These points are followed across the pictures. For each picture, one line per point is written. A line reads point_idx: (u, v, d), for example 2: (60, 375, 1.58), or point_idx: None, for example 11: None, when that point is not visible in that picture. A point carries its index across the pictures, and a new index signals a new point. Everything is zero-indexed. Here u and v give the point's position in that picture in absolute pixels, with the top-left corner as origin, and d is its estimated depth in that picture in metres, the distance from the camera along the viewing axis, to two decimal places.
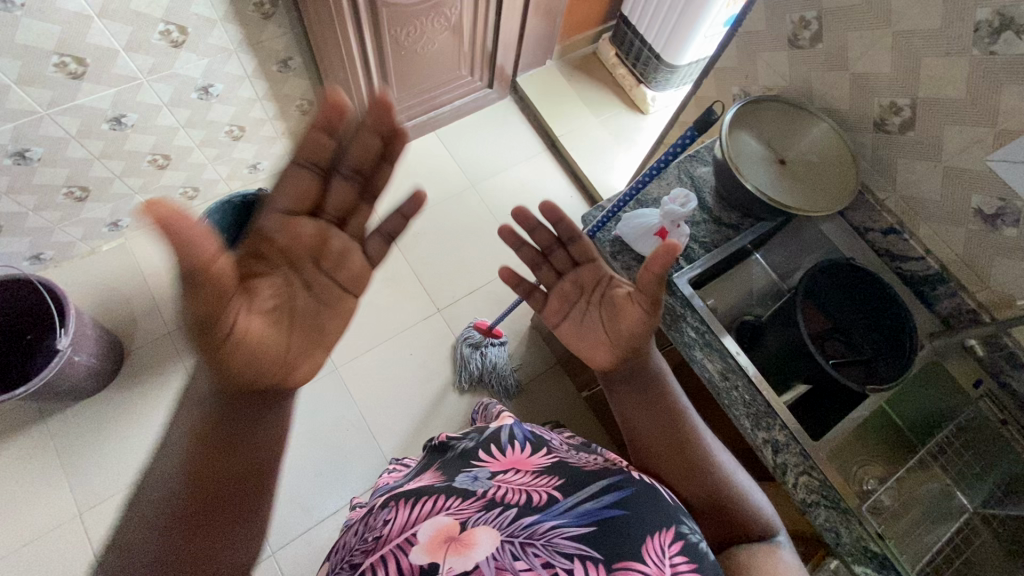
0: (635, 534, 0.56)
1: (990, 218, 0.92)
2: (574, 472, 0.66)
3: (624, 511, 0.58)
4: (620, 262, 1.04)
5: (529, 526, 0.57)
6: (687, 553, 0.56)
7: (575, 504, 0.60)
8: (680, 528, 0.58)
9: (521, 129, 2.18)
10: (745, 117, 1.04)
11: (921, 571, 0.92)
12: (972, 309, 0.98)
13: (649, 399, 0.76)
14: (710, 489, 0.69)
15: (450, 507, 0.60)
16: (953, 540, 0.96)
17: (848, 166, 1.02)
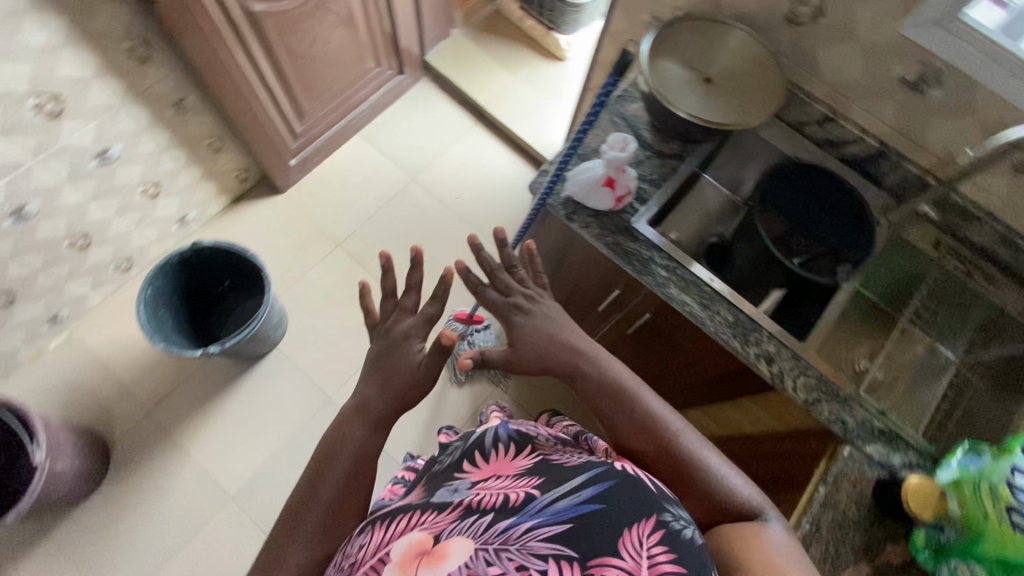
0: (612, 529, 0.56)
1: (914, 85, 0.93)
2: (553, 472, 0.66)
3: (601, 505, 0.58)
4: (577, 221, 1.00)
5: (504, 531, 0.56)
6: (668, 542, 0.56)
7: (550, 502, 0.59)
8: (662, 518, 0.58)
9: (446, 108, 2.11)
10: (662, 43, 1.01)
11: (926, 431, 0.95)
12: (916, 176, 1.01)
13: (616, 397, 0.75)
14: (686, 480, 0.68)
15: (424, 522, 0.62)
16: (946, 395, 1.00)
17: (773, 67, 0.99)
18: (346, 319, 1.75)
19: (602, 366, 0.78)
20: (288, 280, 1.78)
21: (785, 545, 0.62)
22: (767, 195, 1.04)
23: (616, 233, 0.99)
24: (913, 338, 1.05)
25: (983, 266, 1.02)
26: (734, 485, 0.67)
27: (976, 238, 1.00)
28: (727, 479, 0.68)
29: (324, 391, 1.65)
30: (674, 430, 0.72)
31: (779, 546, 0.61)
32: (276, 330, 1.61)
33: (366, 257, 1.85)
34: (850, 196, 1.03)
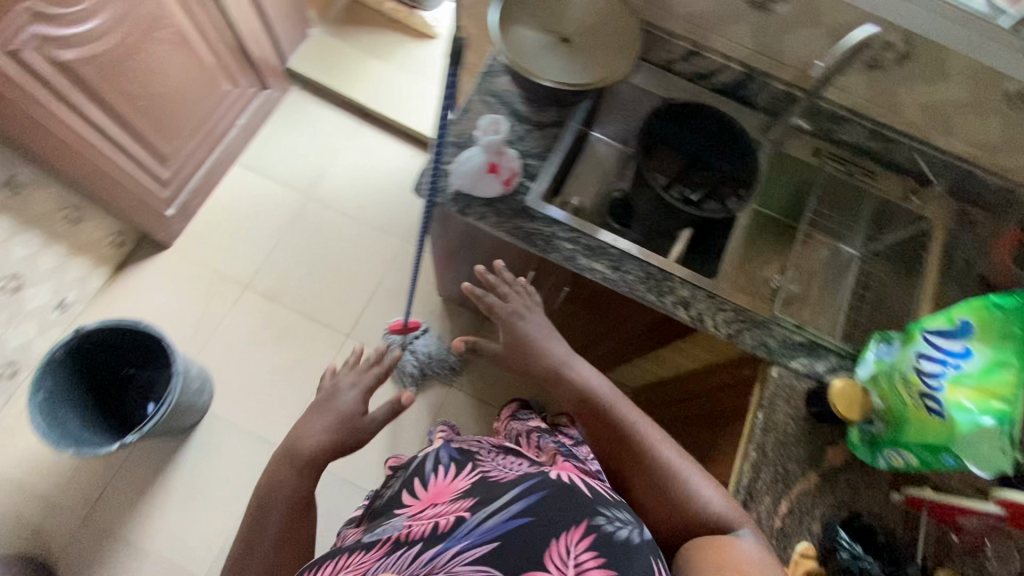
0: (537, 541, 0.58)
1: (761, 4, 0.92)
2: (486, 488, 0.67)
3: (529, 518, 0.60)
4: (473, 215, 0.95)
5: (430, 560, 0.59)
6: (598, 546, 0.58)
7: (479, 522, 0.61)
8: (593, 522, 0.60)
9: (325, 113, 1.97)
10: (510, 8, 0.94)
11: (843, 328, 1.01)
12: (785, 91, 1.03)
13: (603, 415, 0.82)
14: (666, 500, 0.73)
15: (351, 564, 0.64)
16: (858, 284, 1.07)
17: (625, 13, 0.96)
18: (276, 362, 1.65)
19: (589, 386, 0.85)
20: (202, 339, 1.65)
21: (755, 556, 0.65)
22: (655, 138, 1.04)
23: (513, 216, 0.95)
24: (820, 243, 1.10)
25: (862, 164, 1.07)
26: (707, 499, 0.72)
27: (850, 139, 1.05)
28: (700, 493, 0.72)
29: (273, 443, 1.56)
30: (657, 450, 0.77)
31: (750, 555, 0.65)
32: (201, 396, 1.49)
33: (280, 292, 1.73)
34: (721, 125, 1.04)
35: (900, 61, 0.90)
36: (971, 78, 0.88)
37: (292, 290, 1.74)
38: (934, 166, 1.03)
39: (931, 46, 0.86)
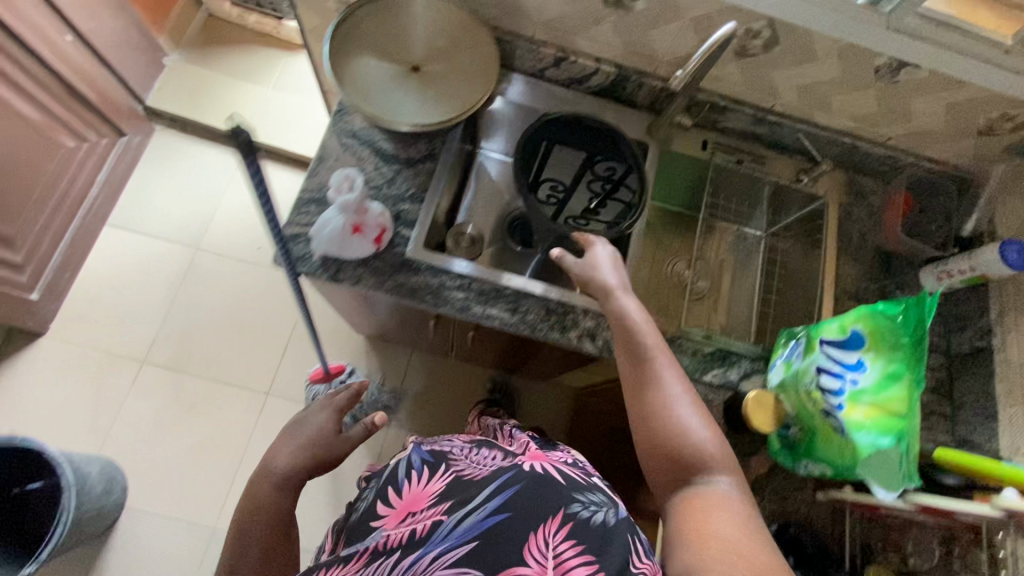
0: (517, 535, 0.57)
1: (617, 2, 0.84)
2: (460, 485, 0.64)
3: (507, 514, 0.59)
4: (347, 279, 0.85)
5: (411, 565, 0.56)
6: (574, 535, 0.59)
7: (455, 523, 0.59)
8: (569, 511, 0.60)
9: (200, 151, 1.78)
10: (344, 43, 0.82)
11: (756, 319, 1.04)
12: (662, 88, 0.97)
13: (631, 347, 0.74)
14: (661, 440, 0.68)
15: None
16: (765, 268, 1.08)
17: (477, 28, 0.86)
18: (196, 436, 1.53)
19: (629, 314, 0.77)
20: (103, 430, 1.50)
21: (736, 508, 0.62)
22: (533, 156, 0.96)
23: (394, 272, 0.87)
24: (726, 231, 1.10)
25: (750, 149, 1.04)
26: (700, 440, 0.67)
27: (733, 126, 1.02)
28: (692, 433, 0.67)
29: (204, 524, 1.46)
30: (670, 389, 0.71)
31: (734, 511, 0.61)
32: (111, 494, 1.37)
33: (184, 360, 1.58)
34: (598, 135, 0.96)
35: (767, 47, 0.85)
36: (838, 56, 0.84)
37: (198, 356, 1.59)
38: (820, 143, 1.01)
39: (794, 30, 0.81)
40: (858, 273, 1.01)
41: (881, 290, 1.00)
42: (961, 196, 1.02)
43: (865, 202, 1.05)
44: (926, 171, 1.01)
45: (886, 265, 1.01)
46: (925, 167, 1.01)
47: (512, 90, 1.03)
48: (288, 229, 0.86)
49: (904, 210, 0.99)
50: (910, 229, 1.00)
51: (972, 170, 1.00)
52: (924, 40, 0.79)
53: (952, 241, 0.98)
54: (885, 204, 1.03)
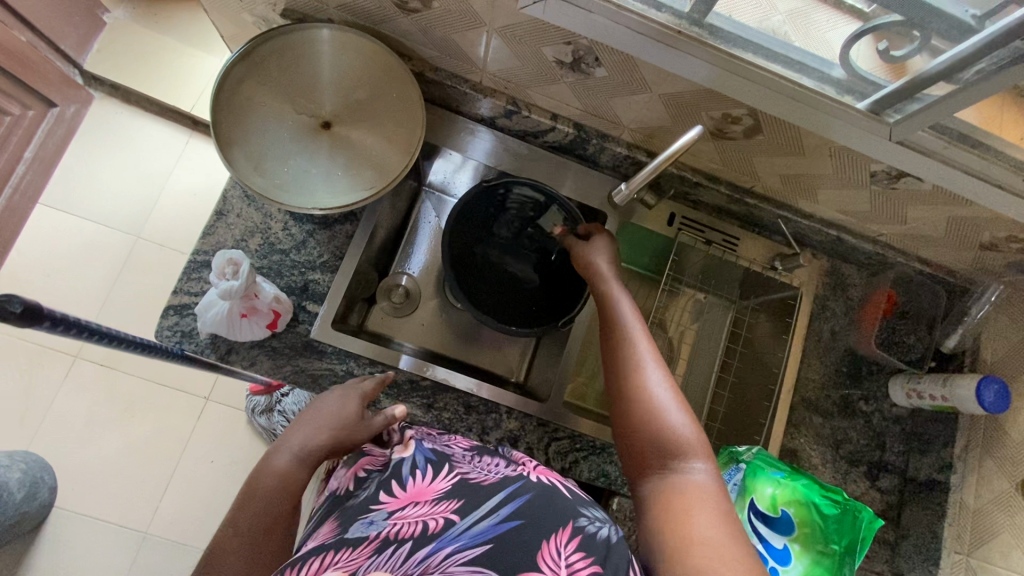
0: (530, 540, 0.50)
1: (573, 65, 0.70)
2: (472, 489, 0.58)
3: (520, 520, 0.52)
4: (240, 359, 0.75)
5: (423, 560, 0.49)
6: (585, 545, 0.51)
7: (470, 524, 0.53)
8: (576, 524, 0.53)
9: (144, 126, 1.62)
10: (237, 95, 0.68)
11: (707, 400, 0.93)
12: (626, 154, 0.84)
13: (614, 331, 0.69)
14: (637, 423, 0.60)
15: (339, 559, 0.51)
16: (728, 344, 0.96)
17: (405, 79, 0.72)
18: (128, 437, 1.48)
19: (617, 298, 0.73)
20: (32, 427, 1.45)
21: (710, 494, 0.53)
22: (467, 226, 0.87)
23: (294, 355, 0.77)
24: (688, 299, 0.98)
25: (719, 230, 0.93)
26: (673, 423, 0.58)
27: (702, 201, 0.91)
28: (664, 413, 0.59)
29: (135, 527, 1.43)
30: (644, 370, 0.63)
31: (707, 497, 0.52)
32: (37, 496, 1.33)
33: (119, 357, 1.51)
34: (533, 210, 0.87)
35: (748, 133, 0.72)
36: (828, 154, 0.71)
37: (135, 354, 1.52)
38: (800, 230, 0.89)
39: (778, 123, 0.68)
40: (821, 377, 0.91)
41: (843, 399, 0.91)
42: (953, 303, 0.91)
43: (844, 294, 0.93)
44: (918, 272, 0.90)
45: (854, 370, 0.92)
46: (916, 268, 0.89)
47: (477, 146, 0.88)
48: (174, 298, 0.75)
49: (882, 312, 0.90)
50: (885, 339, 0.91)
51: (971, 278, 0.88)
52: (934, 156, 0.65)
53: (930, 354, 0.90)
54: (865, 301, 0.93)
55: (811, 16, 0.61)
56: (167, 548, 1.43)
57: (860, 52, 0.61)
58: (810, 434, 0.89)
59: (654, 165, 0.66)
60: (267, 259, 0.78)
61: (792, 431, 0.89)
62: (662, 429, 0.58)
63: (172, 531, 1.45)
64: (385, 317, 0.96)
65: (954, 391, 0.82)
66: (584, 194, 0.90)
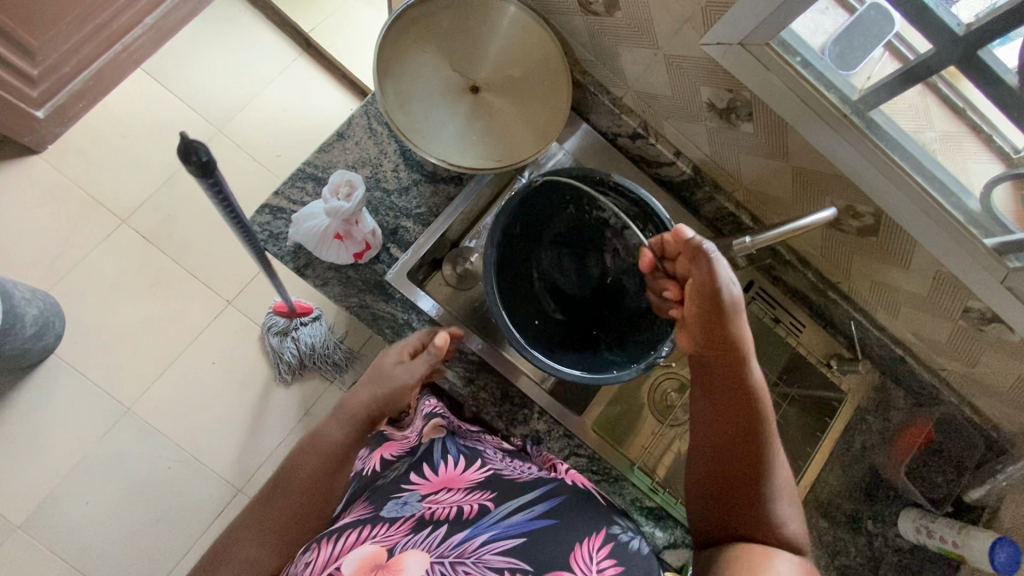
0: (565, 540, 0.56)
1: (724, 112, 0.72)
2: (507, 484, 0.65)
3: (555, 519, 0.58)
4: (313, 275, 0.77)
5: (459, 544, 0.54)
6: (616, 555, 0.55)
7: (505, 516, 0.58)
8: (610, 533, 0.57)
9: (260, 29, 1.65)
10: (406, 34, 0.70)
11: None
12: (731, 212, 0.86)
13: (741, 403, 0.58)
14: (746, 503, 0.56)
15: (375, 535, 0.58)
16: None
17: (560, 72, 0.74)
18: (142, 312, 1.49)
19: (748, 369, 0.59)
20: (60, 270, 1.47)
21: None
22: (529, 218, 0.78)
23: (364, 290, 0.79)
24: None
25: (789, 312, 0.95)
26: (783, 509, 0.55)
27: (784, 280, 0.93)
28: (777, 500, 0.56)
29: (121, 401, 1.44)
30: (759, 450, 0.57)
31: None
32: (43, 337, 1.35)
33: (159, 234, 1.52)
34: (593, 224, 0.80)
35: (862, 231, 0.74)
36: (932, 278, 0.72)
37: (175, 237, 1.53)
38: (867, 339, 0.91)
39: (897, 230, 0.69)
40: (837, 484, 0.93)
41: (852, 512, 0.92)
42: (984, 459, 0.89)
43: (885, 414, 0.94)
44: (962, 416, 0.89)
45: (872, 489, 0.93)
46: (963, 412, 0.89)
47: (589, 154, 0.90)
48: (274, 199, 0.77)
49: (917, 445, 0.91)
50: (913, 470, 0.91)
51: (1008, 438, 0.86)
52: None
53: (950, 498, 0.90)
54: (902, 428, 0.93)
55: (961, 142, 0.61)
56: (145, 430, 1.44)
57: (1000, 196, 0.61)
58: (811, 534, 0.91)
59: (769, 237, 0.65)
60: (370, 193, 0.80)
61: None
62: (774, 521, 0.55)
63: (154, 416, 1.45)
64: (442, 286, 0.92)
65: (967, 542, 0.82)
66: None
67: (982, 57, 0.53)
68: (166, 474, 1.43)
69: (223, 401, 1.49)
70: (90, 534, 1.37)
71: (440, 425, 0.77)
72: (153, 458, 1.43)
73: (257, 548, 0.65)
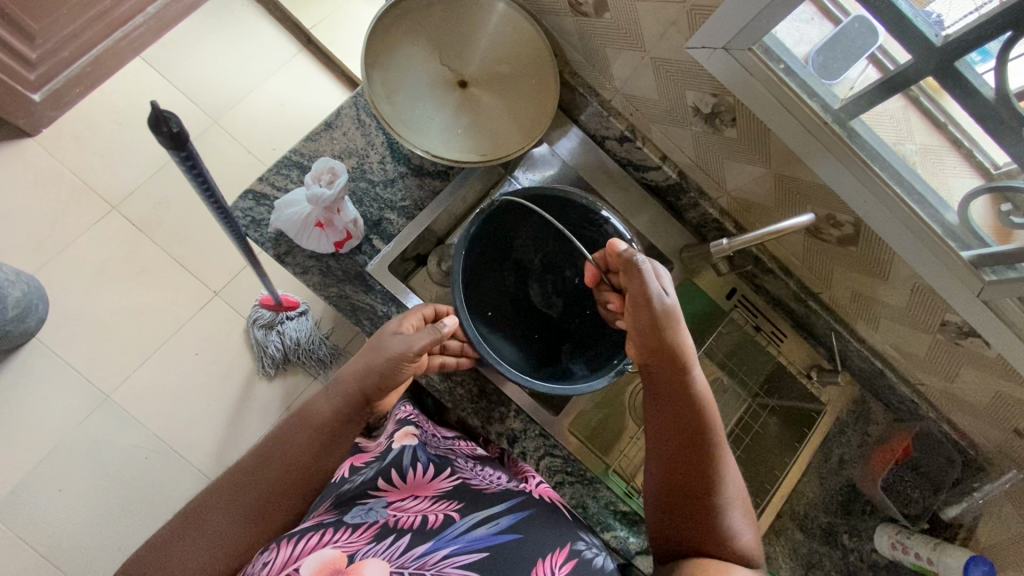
0: (529, 556, 0.59)
1: (711, 117, 0.72)
2: (473, 495, 0.68)
3: (517, 535, 0.61)
4: (294, 263, 0.77)
5: (420, 556, 0.56)
6: (579, 570, 0.60)
7: (468, 529, 0.61)
8: (575, 548, 0.62)
9: (261, 25, 1.66)
10: (398, 26, 0.71)
11: None
12: (715, 218, 0.87)
13: (684, 408, 0.59)
14: (693, 506, 0.57)
15: (337, 541, 0.59)
16: (736, 430, 0.92)
17: (549, 70, 0.75)
18: (128, 300, 1.48)
19: (690, 373, 0.60)
20: (47, 254, 1.46)
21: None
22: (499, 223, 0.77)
23: (344, 281, 0.79)
24: (709, 376, 0.93)
25: (772, 320, 0.96)
26: (727, 510, 0.57)
27: (767, 288, 0.93)
28: (722, 500, 0.57)
29: (100, 388, 1.43)
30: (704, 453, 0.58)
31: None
32: (25, 321, 1.34)
33: (149, 223, 1.52)
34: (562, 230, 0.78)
35: (842, 240, 0.74)
36: (910, 289, 0.72)
37: (164, 226, 1.52)
38: (847, 351, 0.91)
39: (877, 241, 0.70)
40: (814, 496, 0.92)
41: (829, 525, 0.91)
42: (963, 476, 0.89)
43: (863, 428, 0.94)
44: (941, 432, 0.88)
45: (848, 503, 0.92)
46: (942, 428, 0.88)
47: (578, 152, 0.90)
48: (259, 186, 0.77)
49: (896, 457, 0.89)
50: (891, 485, 0.91)
51: (987, 456, 0.86)
52: (1011, 330, 0.65)
53: (927, 514, 0.89)
54: (881, 442, 0.93)
55: (942, 156, 0.62)
56: (123, 418, 1.42)
57: (979, 207, 0.61)
58: (786, 546, 0.91)
59: (751, 238, 0.70)
60: (355, 183, 0.80)
61: (772, 536, 0.90)
62: (720, 522, 0.56)
63: (133, 406, 1.43)
64: (429, 283, 0.88)
65: (942, 558, 0.81)
66: (660, 238, 0.91)
67: (959, 67, 0.54)
68: (142, 464, 1.41)
69: (206, 392, 1.47)
70: (62, 522, 1.35)
71: (411, 433, 0.80)
72: (130, 447, 1.41)
73: (228, 516, 0.66)
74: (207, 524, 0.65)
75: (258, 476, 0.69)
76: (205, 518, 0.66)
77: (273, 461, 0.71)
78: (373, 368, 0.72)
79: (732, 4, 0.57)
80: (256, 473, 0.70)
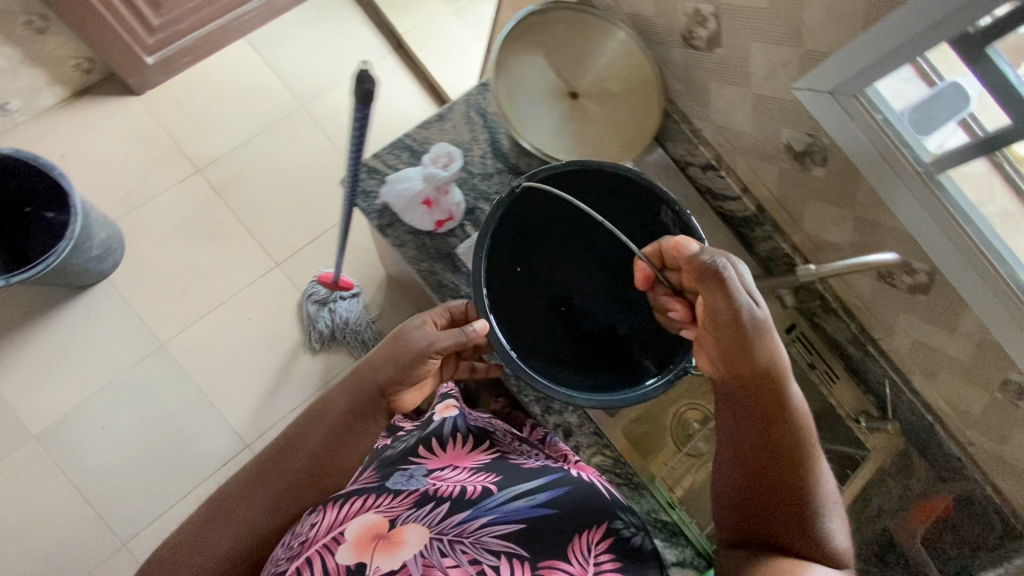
0: (560, 537, 0.62)
1: (802, 156, 0.77)
2: (510, 470, 0.72)
3: (553, 511, 0.65)
4: (393, 235, 0.83)
5: (459, 523, 0.61)
6: (613, 549, 0.62)
7: (505, 501, 0.65)
8: (611, 526, 0.65)
9: (358, 24, 1.77)
10: (526, 38, 0.79)
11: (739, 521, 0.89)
12: (786, 253, 0.90)
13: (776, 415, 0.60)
14: (786, 509, 0.58)
15: (380, 506, 0.65)
16: None
17: (655, 93, 0.81)
18: (197, 258, 1.56)
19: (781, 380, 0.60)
20: (131, 203, 1.56)
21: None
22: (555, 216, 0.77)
23: (434, 259, 0.84)
24: None
25: (828, 361, 0.97)
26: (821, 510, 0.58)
27: (827, 328, 0.95)
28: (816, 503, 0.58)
29: (157, 335, 1.49)
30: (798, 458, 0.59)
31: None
32: (103, 261, 1.42)
33: (228, 189, 1.61)
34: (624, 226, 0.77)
35: (913, 288, 0.78)
36: (976, 344, 0.75)
37: (240, 194, 1.61)
38: (899, 401, 0.92)
39: (950, 292, 0.73)
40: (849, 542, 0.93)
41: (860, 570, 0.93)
42: (999, 543, 0.89)
43: (904, 480, 0.95)
44: (983, 495, 0.89)
45: (883, 554, 0.93)
46: (984, 492, 0.89)
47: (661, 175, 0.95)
48: (372, 160, 0.84)
49: (934, 516, 0.91)
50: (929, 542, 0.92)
51: None
52: None
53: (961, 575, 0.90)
54: (920, 498, 0.93)
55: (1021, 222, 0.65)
56: (172, 368, 1.48)
57: None
58: None
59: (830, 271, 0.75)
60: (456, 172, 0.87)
61: None
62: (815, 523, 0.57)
63: (183, 357, 1.49)
64: None
65: None
66: None
67: None
68: (183, 414, 1.46)
69: (252, 356, 1.53)
70: (100, 456, 1.41)
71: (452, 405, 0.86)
72: (174, 396, 1.47)
73: (251, 507, 0.70)
74: (230, 516, 0.69)
75: (278, 467, 0.73)
76: (228, 511, 0.69)
77: (290, 456, 0.74)
78: (387, 361, 0.75)
79: (847, 55, 0.63)
80: (276, 466, 0.73)
